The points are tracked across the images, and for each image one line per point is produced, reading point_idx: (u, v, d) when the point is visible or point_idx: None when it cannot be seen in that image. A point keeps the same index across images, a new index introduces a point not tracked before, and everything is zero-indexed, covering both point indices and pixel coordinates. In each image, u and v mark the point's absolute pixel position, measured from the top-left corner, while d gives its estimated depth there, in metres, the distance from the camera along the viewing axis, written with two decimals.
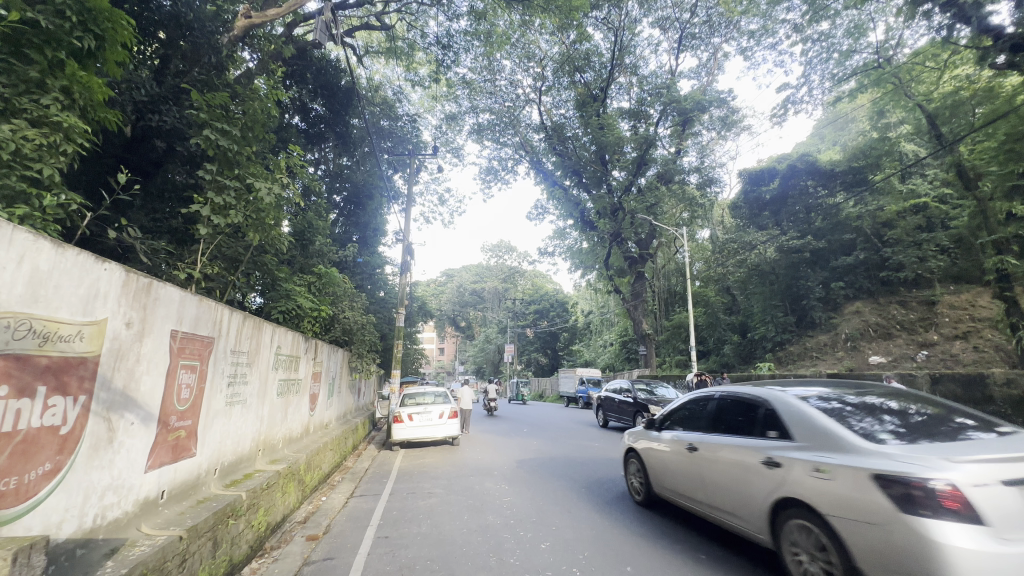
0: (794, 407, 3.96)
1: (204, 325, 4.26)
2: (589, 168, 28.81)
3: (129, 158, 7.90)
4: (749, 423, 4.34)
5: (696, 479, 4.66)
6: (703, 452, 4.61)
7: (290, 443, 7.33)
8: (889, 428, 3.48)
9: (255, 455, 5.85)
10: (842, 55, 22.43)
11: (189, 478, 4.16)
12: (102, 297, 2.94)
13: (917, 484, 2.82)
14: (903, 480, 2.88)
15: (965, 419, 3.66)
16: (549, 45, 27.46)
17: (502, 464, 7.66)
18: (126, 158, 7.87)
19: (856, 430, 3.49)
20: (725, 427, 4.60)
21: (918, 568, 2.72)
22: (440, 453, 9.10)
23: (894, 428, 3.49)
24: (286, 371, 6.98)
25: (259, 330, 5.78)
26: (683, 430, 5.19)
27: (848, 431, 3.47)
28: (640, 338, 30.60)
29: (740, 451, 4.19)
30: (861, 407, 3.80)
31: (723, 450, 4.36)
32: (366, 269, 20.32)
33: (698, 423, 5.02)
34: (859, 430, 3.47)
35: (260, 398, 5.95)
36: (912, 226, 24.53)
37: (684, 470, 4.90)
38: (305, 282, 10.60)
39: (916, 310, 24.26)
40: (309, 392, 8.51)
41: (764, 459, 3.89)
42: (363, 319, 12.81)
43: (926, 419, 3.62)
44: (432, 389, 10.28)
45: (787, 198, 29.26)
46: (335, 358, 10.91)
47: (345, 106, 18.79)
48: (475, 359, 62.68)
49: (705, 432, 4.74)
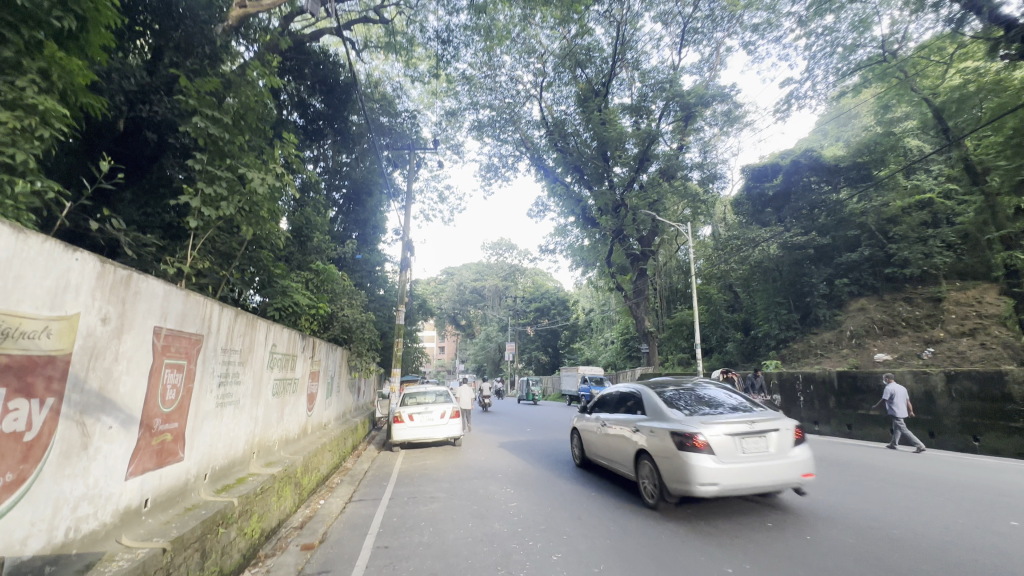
0: (652, 394, 5.84)
1: (191, 322, 4.01)
2: (591, 164, 28.55)
3: (120, 151, 7.66)
4: (628, 404, 6.33)
5: (600, 443, 6.63)
6: (603, 426, 6.57)
7: (286, 444, 7.10)
8: (695, 405, 5.52)
9: (249, 458, 5.60)
10: (846, 49, 22.07)
11: (176, 484, 3.91)
12: (73, 290, 2.68)
13: (686, 435, 4.88)
14: (682, 433, 4.94)
15: (751, 400, 5.71)
16: (550, 40, 27.17)
17: (506, 466, 7.41)
18: (117, 152, 7.63)
19: (676, 406, 5.51)
20: (617, 407, 6.58)
21: (684, 481, 4.80)
22: (441, 454, 8.85)
23: (698, 405, 5.54)
24: (282, 371, 6.74)
25: (252, 327, 5.52)
26: (598, 410, 7.14)
27: (670, 407, 5.50)
28: (642, 335, 30.34)
29: (621, 424, 6.16)
30: (688, 392, 5.85)
31: (613, 422, 6.34)
32: (365, 266, 20.08)
33: (606, 405, 6.96)
34: (677, 407, 5.49)
35: (254, 399, 5.70)
36: (917, 222, 24.24)
37: (596, 438, 6.86)
38: (303, 278, 10.34)
39: (921, 307, 23.73)
40: (306, 391, 8.25)
41: (631, 429, 5.79)
42: (362, 317, 12.56)
43: (724, 400, 5.68)
44: (433, 388, 10.05)
45: (790, 194, 28.90)
46: (333, 357, 10.64)
47: (343, 102, 18.46)
48: (476, 357, 62.51)
49: (606, 412, 6.71)
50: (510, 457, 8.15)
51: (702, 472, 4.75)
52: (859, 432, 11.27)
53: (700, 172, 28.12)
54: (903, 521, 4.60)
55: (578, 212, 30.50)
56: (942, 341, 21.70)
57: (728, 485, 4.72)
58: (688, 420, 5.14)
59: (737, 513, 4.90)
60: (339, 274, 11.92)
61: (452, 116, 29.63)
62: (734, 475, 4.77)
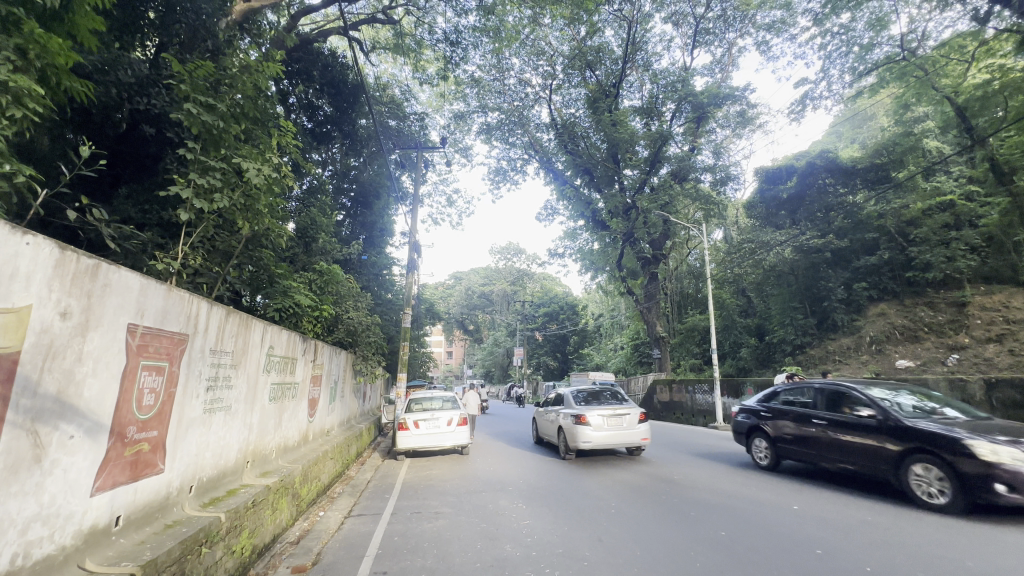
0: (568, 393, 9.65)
1: (173, 319, 3.66)
2: (601, 167, 28.17)
3: (122, 150, 7.46)
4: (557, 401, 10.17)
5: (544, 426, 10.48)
6: (546, 416, 10.48)
7: (285, 452, 6.74)
8: (590, 400, 9.34)
9: (243, 467, 5.24)
10: (863, 47, 21.41)
11: (154, 499, 3.54)
12: (23, 279, 2.33)
13: (576, 417, 8.70)
14: (575, 415, 8.74)
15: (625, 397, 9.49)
16: (560, 41, 27.00)
17: (516, 477, 6.98)
18: (118, 150, 7.43)
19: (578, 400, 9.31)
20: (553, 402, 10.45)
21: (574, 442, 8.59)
22: (448, 463, 8.44)
23: (592, 400, 9.35)
24: (280, 374, 6.39)
25: (246, 327, 5.18)
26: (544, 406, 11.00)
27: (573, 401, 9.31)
28: (653, 341, 29.74)
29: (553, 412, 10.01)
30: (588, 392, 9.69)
31: (548, 413, 10.22)
32: (372, 269, 19.82)
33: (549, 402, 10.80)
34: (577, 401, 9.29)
35: (248, 404, 5.33)
36: (939, 224, 23.47)
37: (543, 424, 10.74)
38: (305, 279, 10.03)
39: (944, 312, 23.01)
40: (307, 396, 7.90)
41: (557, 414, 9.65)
42: (367, 320, 12.21)
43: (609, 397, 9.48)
44: (439, 394, 9.70)
45: (805, 197, 28.15)
46: (337, 361, 10.29)
47: (349, 103, 18.27)
48: (484, 362, 62.07)
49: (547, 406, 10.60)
50: (519, 467, 7.72)
51: (585, 435, 8.60)
52: None
53: (712, 175, 27.63)
54: (965, 545, 4.09)
55: (587, 215, 30.08)
56: (967, 347, 20.86)
57: (598, 444, 8.56)
58: (582, 407, 8.94)
59: (772, 531, 4.43)
60: (344, 275, 11.61)
61: (460, 119, 29.44)
62: (604, 439, 8.56)
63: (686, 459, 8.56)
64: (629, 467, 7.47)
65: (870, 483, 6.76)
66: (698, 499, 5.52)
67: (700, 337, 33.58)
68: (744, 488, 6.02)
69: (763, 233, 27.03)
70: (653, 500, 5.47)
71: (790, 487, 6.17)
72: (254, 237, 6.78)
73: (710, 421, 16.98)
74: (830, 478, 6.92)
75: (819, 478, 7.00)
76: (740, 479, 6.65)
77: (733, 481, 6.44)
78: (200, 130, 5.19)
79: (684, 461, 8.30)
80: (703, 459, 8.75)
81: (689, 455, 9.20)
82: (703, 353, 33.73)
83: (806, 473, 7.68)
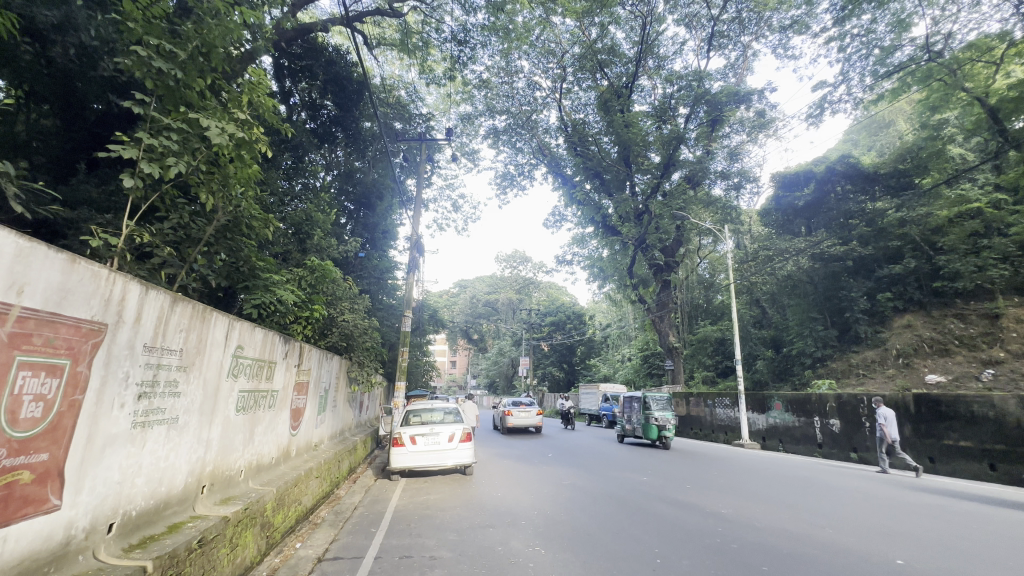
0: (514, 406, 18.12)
1: (77, 303, 2.71)
2: (612, 170, 27.33)
3: (101, 134, 6.90)
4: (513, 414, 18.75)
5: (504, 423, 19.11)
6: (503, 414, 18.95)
7: (259, 473, 5.77)
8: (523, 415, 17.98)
9: (196, 494, 4.26)
10: (884, 50, 20.50)
11: (38, 548, 2.56)
12: None
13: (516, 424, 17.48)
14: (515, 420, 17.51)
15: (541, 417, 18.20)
16: (570, 43, 26.37)
17: (528, 506, 5.93)
18: (98, 135, 6.89)
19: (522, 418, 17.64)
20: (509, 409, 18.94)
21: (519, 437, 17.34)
22: (450, 486, 7.41)
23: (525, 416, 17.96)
24: (253, 381, 5.43)
25: (205, 321, 4.23)
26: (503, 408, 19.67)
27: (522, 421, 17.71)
28: (665, 351, 28.65)
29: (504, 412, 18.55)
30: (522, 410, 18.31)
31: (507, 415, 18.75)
32: (373, 271, 19.05)
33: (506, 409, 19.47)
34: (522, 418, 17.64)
35: (206, 416, 4.37)
36: (967, 232, 22.29)
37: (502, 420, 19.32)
38: (295, 276, 9.07)
39: (976, 325, 21.81)
40: (289, 406, 6.93)
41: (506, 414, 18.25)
42: (365, 324, 11.21)
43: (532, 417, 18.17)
44: (440, 405, 8.73)
45: (823, 204, 27.09)
46: (329, 367, 9.32)
47: (350, 98, 17.58)
48: (488, 372, 60.88)
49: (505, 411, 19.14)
50: (530, 493, 6.67)
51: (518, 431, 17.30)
52: (946, 467, 9.20)
53: (723, 182, 26.86)
54: None
55: (597, 220, 29.12)
56: (1004, 362, 19.60)
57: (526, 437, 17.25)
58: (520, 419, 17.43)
59: None
60: (337, 274, 10.68)
61: (466, 122, 28.75)
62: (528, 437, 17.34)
63: (717, 481, 7.54)
64: (657, 495, 6.45)
65: (955, 517, 5.61)
66: (757, 542, 4.45)
67: (714, 348, 32.44)
68: (807, 528, 4.95)
69: (780, 240, 25.97)
70: (704, 545, 4.39)
71: (868, 528, 5.07)
72: (230, 220, 5.92)
73: (733, 437, 15.74)
74: (902, 511, 5.82)
75: (890, 509, 5.90)
76: (798, 513, 5.57)
77: (791, 518, 5.34)
78: (153, 81, 4.28)
79: (716, 484, 7.28)
80: (739, 482, 7.68)
81: (718, 475, 8.18)
82: (716, 365, 32.50)
83: (863, 500, 6.61)
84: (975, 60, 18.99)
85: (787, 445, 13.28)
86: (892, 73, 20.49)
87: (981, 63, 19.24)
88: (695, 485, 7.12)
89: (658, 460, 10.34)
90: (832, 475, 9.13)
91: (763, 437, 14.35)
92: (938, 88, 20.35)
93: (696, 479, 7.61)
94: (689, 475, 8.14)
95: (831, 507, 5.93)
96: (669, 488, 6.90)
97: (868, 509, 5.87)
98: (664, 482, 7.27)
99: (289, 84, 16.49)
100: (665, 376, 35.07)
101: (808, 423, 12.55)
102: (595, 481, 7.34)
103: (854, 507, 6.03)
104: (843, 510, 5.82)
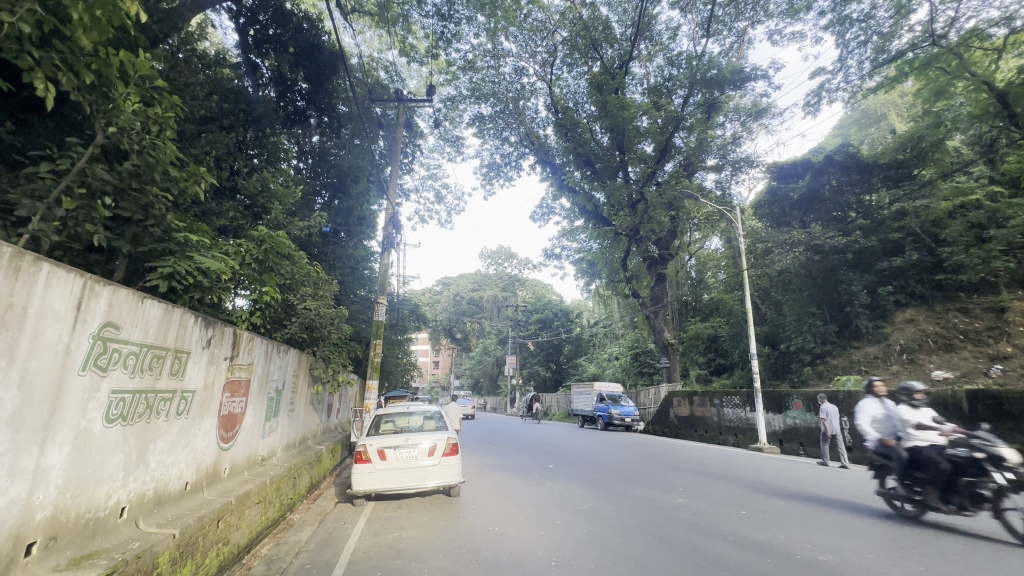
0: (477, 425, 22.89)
1: None
2: (603, 158, 25.96)
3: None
4: None
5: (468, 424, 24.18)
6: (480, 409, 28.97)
7: (159, 508, 4.09)
8: None
9: (11, 559, 2.61)
10: (885, 36, 19.21)
11: None
12: None
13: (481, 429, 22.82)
14: None
15: None
16: (559, 25, 24.95)
17: (539, 551, 4.37)
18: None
19: None
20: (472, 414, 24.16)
21: None
22: (432, 515, 5.84)
23: None
24: (140, 379, 3.73)
25: (18, 278, 2.56)
26: None
27: None
28: (660, 348, 27.44)
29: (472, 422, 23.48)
30: None
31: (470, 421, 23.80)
32: (347, 261, 17.40)
33: None
34: None
35: (30, 432, 2.71)
36: (967, 224, 21.49)
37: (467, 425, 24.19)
38: (235, 248, 7.25)
39: (981, 319, 21.07)
40: (216, 412, 5.21)
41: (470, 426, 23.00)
42: (332, 313, 9.45)
43: None
44: (419, 409, 7.35)
45: (818, 196, 26.10)
46: (281, 364, 7.58)
47: (323, 72, 15.71)
48: (473, 372, 59.17)
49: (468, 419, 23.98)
50: (542, 528, 5.04)
51: None
52: None
53: (715, 175, 25.87)
54: None
55: (589, 211, 27.75)
56: (1012, 357, 18.87)
57: None
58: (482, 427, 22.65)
59: None
60: (292, 253, 8.89)
61: (449, 107, 27.05)
62: None
63: (770, 499, 6.00)
64: (712, 529, 4.84)
65: None
66: None
67: (706, 345, 31.49)
68: None
69: (777, 232, 24.85)
70: None
71: None
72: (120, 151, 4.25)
73: (745, 440, 14.43)
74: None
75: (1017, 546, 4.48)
76: (921, 561, 4.03)
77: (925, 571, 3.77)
78: None
79: (771, 505, 5.75)
80: (796, 497, 6.19)
81: (766, 488, 6.68)
82: (709, 362, 31.59)
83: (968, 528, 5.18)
84: (976, 47, 18.21)
85: (809, 448, 12.02)
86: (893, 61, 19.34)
87: (987, 47, 18.29)
88: (749, 508, 5.58)
89: (675, 467, 8.92)
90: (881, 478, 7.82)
91: (780, 440, 13.09)
92: (936, 77, 19.57)
93: (744, 498, 6.08)
94: (727, 488, 6.64)
95: (951, 546, 4.42)
96: (719, 514, 5.34)
97: (1007, 551, 4.35)
98: (708, 505, 5.71)
99: (257, 60, 14.64)
100: (657, 374, 33.94)
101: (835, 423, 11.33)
102: (620, 506, 5.75)
103: (982, 546, 4.49)
104: (963, 550, 4.37)
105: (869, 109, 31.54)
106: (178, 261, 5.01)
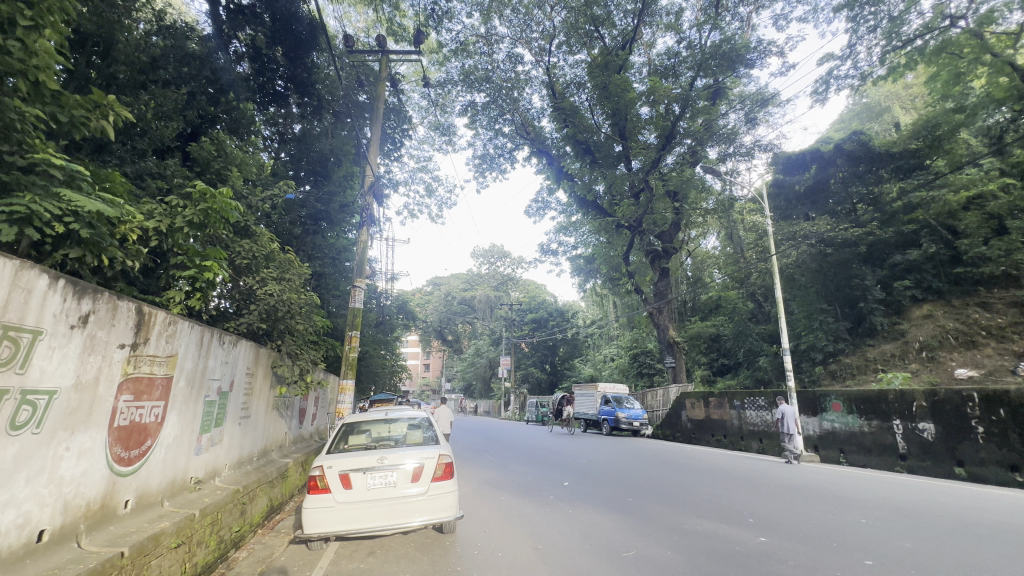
0: None
1: None
2: (603, 149, 24.49)
3: None
4: None
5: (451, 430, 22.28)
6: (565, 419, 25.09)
7: None
8: None
9: None
10: (899, 19, 17.13)
11: None
12: None
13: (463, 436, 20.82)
14: None
15: None
16: (556, 10, 23.67)
17: None
18: None
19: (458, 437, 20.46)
20: None
21: None
22: (421, 565, 4.30)
23: None
24: None
25: None
26: None
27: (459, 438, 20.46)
28: (663, 347, 25.97)
29: None
30: None
31: None
32: (328, 252, 15.68)
33: None
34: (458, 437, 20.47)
35: None
36: (984, 215, 20.32)
37: None
38: (159, 207, 5.61)
39: (1004, 314, 20.01)
40: (107, 421, 3.64)
41: None
42: (299, 300, 7.81)
43: None
44: (402, 417, 5.79)
45: (825, 188, 24.88)
46: (226, 360, 5.98)
47: (301, 45, 14.02)
48: (464, 374, 57.29)
49: None
50: None
51: None
52: None
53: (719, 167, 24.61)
54: None
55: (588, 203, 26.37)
56: None
57: None
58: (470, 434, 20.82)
59: None
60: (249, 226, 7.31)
61: (440, 93, 25.51)
62: None
63: (885, 538, 4.43)
64: None
65: None
66: None
67: (709, 344, 30.19)
68: None
69: (786, 225, 23.56)
70: None
71: None
72: None
73: (771, 446, 13.03)
74: None
75: None
76: None
77: None
78: None
79: (896, 548, 4.14)
80: (914, 532, 4.62)
81: (860, 517, 5.17)
82: (712, 363, 30.27)
83: None
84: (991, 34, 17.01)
85: (852, 454, 10.75)
86: (903, 49, 17.84)
87: (1001, 32, 17.28)
88: (870, 555, 3.96)
89: (713, 483, 7.50)
90: (979, 499, 6.41)
91: (816, 447, 11.79)
92: (949, 62, 18.24)
93: (847, 536, 4.48)
94: (807, 518, 5.13)
95: None
96: (837, 569, 3.69)
97: None
98: (808, 551, 4.10)
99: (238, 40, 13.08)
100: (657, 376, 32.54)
101: (884, 427, 10.07)
102: (682, 551, 4.20)
103: None
104: None
105: (872, 101, 30.58)
106: (40, 199, 3.51)
